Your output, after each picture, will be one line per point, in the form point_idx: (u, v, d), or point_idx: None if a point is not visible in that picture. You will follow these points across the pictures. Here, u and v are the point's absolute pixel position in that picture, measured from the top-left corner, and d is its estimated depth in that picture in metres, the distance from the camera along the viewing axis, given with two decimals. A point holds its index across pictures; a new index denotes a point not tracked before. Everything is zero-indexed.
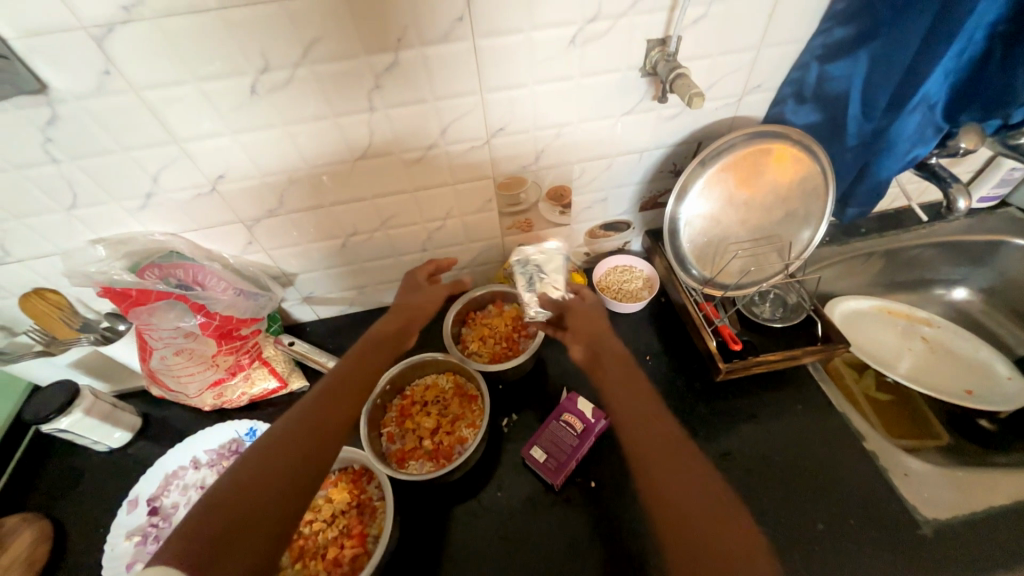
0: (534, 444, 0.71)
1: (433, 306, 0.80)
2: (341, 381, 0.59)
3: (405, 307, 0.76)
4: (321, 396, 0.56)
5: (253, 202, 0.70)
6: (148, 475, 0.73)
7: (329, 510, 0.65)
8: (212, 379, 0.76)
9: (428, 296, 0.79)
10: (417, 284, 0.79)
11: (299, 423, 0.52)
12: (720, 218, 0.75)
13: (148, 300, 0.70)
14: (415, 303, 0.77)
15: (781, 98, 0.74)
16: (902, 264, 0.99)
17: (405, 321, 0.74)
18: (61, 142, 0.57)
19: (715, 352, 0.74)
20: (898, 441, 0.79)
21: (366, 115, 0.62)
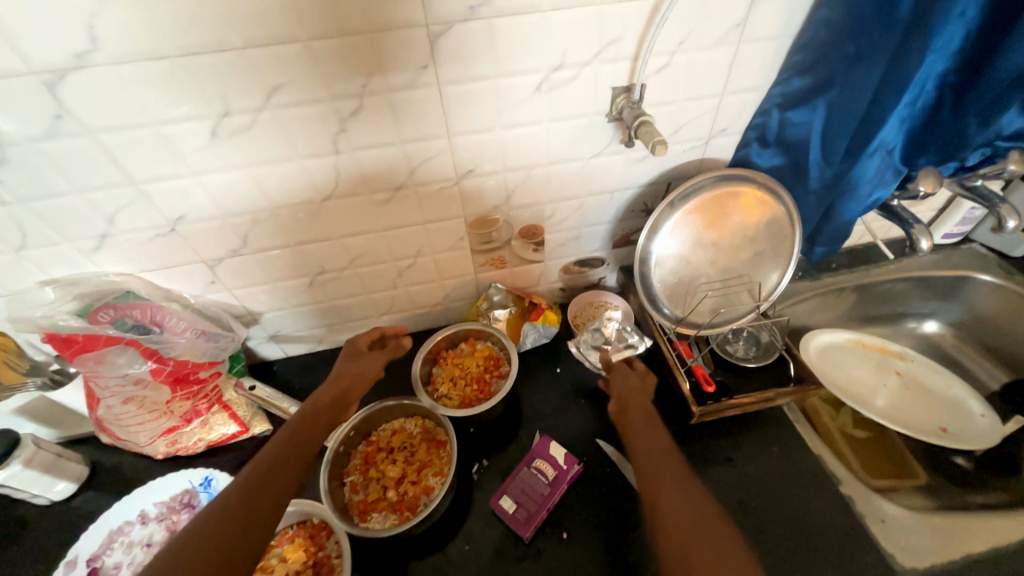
0: (503, 494, 0.68)
1: (375, 372, 0.71)
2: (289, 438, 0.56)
3: (339, 379, 0.67)
4: (268, 455, 0.53)
5: (215, 241, 0.68)
6: (91, 531, 0.68)
7: (283, 571, 0.61)
8: (166, 427, 0.73)
9: (368, 362, 0.70)
10: (358, 351, 0.72)
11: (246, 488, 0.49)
12: (690, 259, 0.75)
13: (96, 346, 0.66)
14: (352, 371, 0.68)
15: (746, 141, 0.75)
16: (873, 299, 1.00)
17: (344, 389, 0.66)
18: (10, 185, 0.55)
19: (688, 395, 0.72)
20: (877, 482, 0.77)
21: (331, 157, 0.62)
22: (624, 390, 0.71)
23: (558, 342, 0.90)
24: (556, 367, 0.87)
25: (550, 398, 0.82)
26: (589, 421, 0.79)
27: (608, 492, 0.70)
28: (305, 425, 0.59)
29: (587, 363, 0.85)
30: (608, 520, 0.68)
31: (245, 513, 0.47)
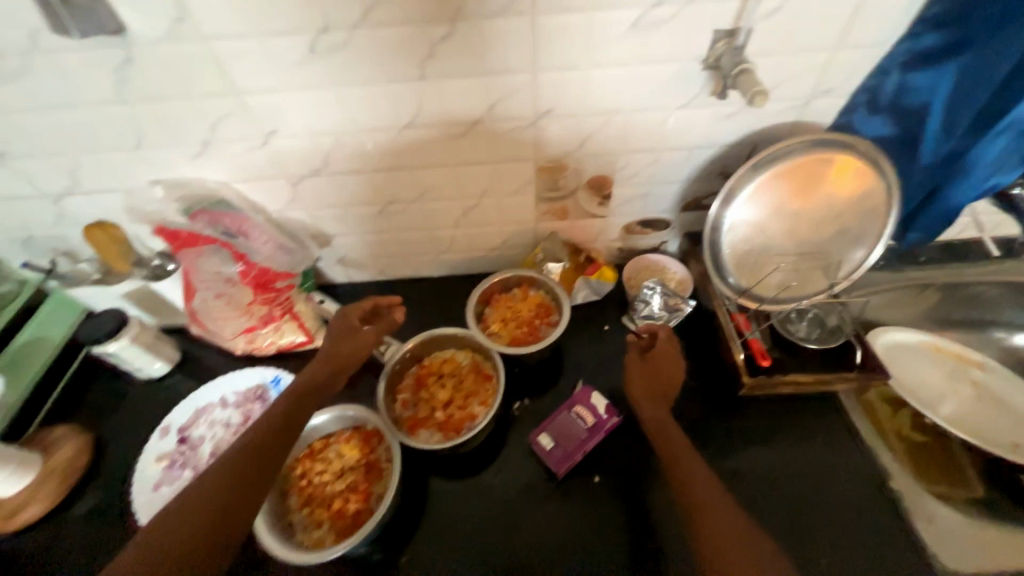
0: (542, 432, 0.71)
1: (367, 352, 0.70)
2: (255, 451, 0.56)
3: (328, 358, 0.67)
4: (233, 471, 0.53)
5: (300, 160, 0.72)
6: (181, 406, 0.79)
7: (338, 464, 0.67)
8: (245, 325, 0.80)
9: (360, 344, 0.68)
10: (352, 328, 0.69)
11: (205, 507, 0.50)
12: (767, 228, 0.71)
13: (196, 243, 0.74)
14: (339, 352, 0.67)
15: (852, 106, 0.68)
16: (959, 302, 0.92)
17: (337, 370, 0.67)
18: (133, 84, 0.60)
19: (739, 364, 0.71)
20: (931, 488, 0.70)
21: (416, 84, 0.62)
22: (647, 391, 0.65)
23: (610, 300, 0.90)
24: (605, 325, 0.87)
25: (594, 353, 0.83)
26: None
27: (642, 449, 0.72)
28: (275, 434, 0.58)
29: (640, 332, 0.84)
30: (639, 472, 0.70)
31: (201, 543, 0.48)
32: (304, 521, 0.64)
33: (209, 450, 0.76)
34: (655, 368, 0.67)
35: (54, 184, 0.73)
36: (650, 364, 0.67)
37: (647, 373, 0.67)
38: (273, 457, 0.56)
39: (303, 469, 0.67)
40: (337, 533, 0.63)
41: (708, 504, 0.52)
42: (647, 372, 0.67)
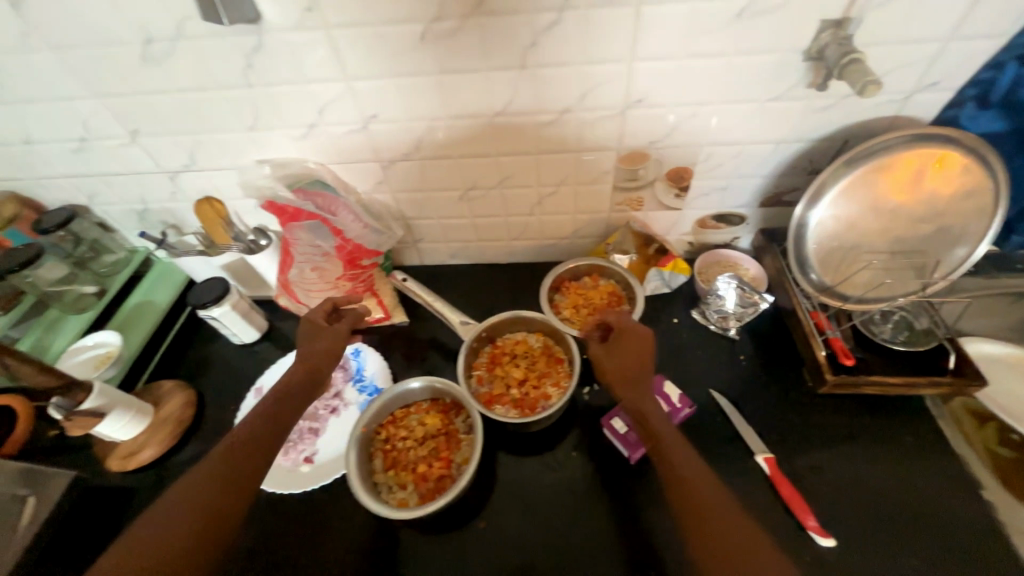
0: (615, 416, 0.74)
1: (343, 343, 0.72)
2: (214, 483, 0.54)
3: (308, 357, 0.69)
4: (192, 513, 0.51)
5: (394, 143, 0.76)
6: (273, 369, 0.85)
7: (421, 431, 0.71)
8: (332, 298, 0.84)
9: (333, 337, 0.70)
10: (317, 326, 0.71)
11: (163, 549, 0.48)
12: (857, 224, 0.69)
13: (299, 218, 0.78)
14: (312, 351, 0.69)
15: (960, 100, 0.66)
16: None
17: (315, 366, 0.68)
18: (258, 69, 0.66)
19: (822, 363, 0.70)
20: None
21: (514, 72, 0.65)
22: (619, 380, 0.64)
23: (679, 293, 0.90)
24: (673, 317, 0.88)
25: (664, 344, 0.84)
26: (701, 373, 0.80)
27: (714, 440, 0.72)
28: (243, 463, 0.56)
29: (711, 325, 0.85)
30: (713, 462, 0.70)
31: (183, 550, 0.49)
32: (390, 483, 0.68)
33: None
34: (620, 355, 0.66)
35: (173, 161, 0.81)
36: (619, 355, 0.66)
37: (614, 366, 0.66)
38: (258, 466, 0.57)
39: (387, 434, 0.71)
40: (421, 496, 0.66)
41: (715, 522, 0.49)
42: (614, 364, 0.66)
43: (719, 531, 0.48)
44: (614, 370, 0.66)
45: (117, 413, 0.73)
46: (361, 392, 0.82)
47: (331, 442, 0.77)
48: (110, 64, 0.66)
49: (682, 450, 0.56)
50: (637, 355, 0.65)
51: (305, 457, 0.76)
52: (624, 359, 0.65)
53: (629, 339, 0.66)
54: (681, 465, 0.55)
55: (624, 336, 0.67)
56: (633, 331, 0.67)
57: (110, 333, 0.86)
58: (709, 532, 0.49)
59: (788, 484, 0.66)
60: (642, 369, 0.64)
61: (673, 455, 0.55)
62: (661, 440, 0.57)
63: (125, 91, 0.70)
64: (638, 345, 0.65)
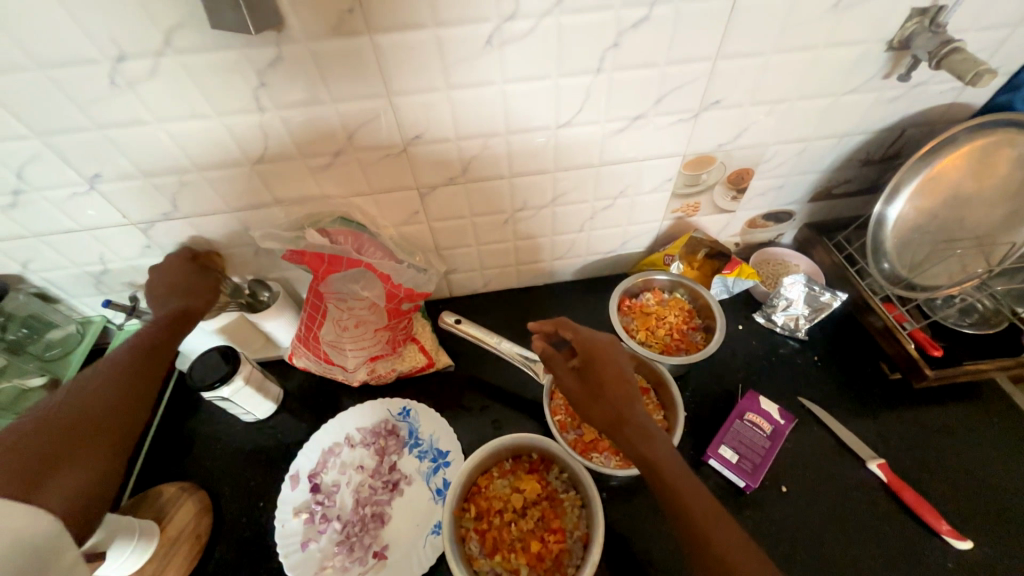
0: (720, 443, 0.67)
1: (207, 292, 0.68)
2: (108, 389, 0.51)
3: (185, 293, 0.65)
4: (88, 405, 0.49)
5: (439, 165, 0.64)
6: (306, 449, 0.70)
7: (519, 501, 0.61)
8: (372, 352, 0.73)
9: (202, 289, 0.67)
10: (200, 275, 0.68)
11: (78, 468, 0.45)
12: (930, 212, 0.68)
13: (339, 267, 0.69)
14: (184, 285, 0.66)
15: (1015, 84, 0.66)
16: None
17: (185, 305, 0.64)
18: (274, 87, 0.52)
19: (916, 356, 0.69)
20: None
21: (589, 77, 0.57)
22: (608, 416, 0.53)
23: (737, 297, 0.86)
24: (737, 324, 0.84)
25: (736, 354, 0.80)
26: (782, 381, 0.77)
27: (821, 452, 0.68)
28: (133, 372, 0.54)
29: (777, 329, 0.82)
30: (826, 476, 0.66)
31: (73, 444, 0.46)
32: (497, 570, 0.57)
33: (348, 498, 0.67)
34: (602, 390, 0.55)
35: (147, 210, 0.63)
36: (601, 388, 0.55)
37: (591, 394, 0.55)
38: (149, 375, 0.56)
39: (478, 511, 0.61)
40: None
41: None
42: (596, 402, 0.54)
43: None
44: (598, 409, 0.54)
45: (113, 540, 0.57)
46: (422, 459, 0.70)
47: (401, 529, 0.65)
48: (61, 88, 0.49)
49: (692, 487, 0.47)
50: (616, 386, 0.55)
51: (374, 553, 0.63)
52: (605, 394, 0.54)
53: (602, 363, 0.57)
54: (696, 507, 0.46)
55: (596, 360, 0.58)
56: (606, 357, 0.57)
57: None
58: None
59: (909, 488, 0.63)
60: (635, 399, 0.54)
61: (682, 490, 0.47)
62: (676, 482, 0.47)
63: (83, 124, 0.53)
64: (613, 366, 0.57)
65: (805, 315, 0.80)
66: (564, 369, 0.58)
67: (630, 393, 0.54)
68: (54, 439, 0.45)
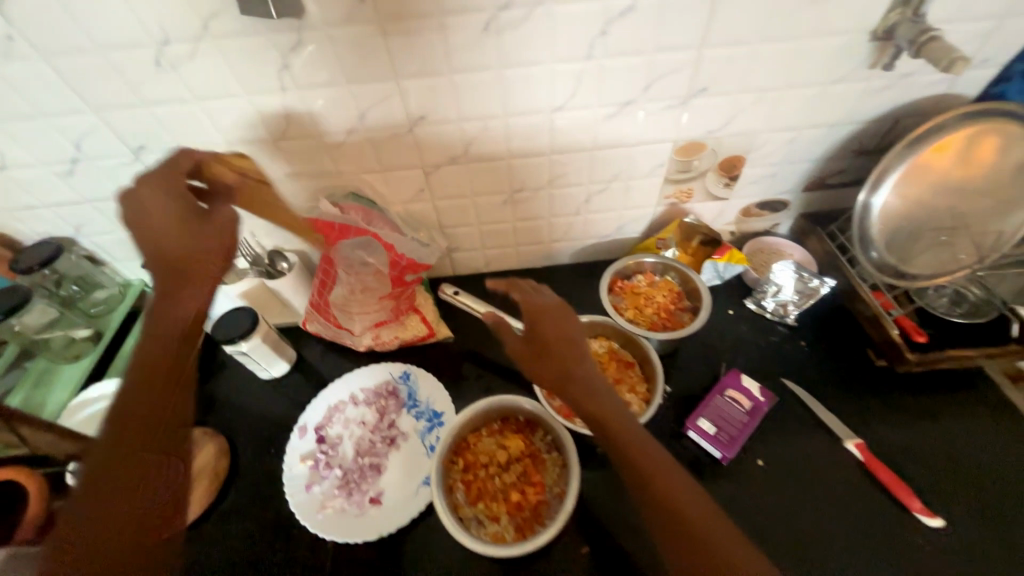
0: (700, 416, 0.70)
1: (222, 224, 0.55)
2: (141, 396, 0.46)
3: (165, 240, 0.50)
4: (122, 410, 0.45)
5: (442, 146, 0.70)
6: (314, 404, 0.76)
7: (504, 456, 0.67)
8: (376, 319, 0.79)
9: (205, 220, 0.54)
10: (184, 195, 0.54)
11: (115, 491, 0.43)
12: (917, 200, 0.70)
13: (347, 235, 0.73)
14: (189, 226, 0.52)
15: (1007, 75, 0.67)
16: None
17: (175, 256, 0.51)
18: (294, 69, 0.59)
19: (899, 341, 0.70)
20: None
21: (580, 64, 0.61)
22: (551, 372, 0.58)
23: (729, 284, 0.89)
24: (728, 308, 0.86)
25: (725, 336, 0.83)
26: (768, 364, 0.79)
27: (800, 431, 0.70)
28: (175, 355, 0.49)
29: (767, 314, 0.84)
30: (803, 453, 0.68)
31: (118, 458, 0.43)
32: (479, 516, 0.63)
33: (349, 449, 0.73)
34: (546, 349, 0.59)
35: None
36: (545, 347, 0.60)
37: (537, 353, 0.60)
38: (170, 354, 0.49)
39: (465, 463, 0.66)
40: (518, 526, 0.62)
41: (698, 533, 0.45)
42: (542, 361, 0.59)
43: (676, 509, 0.47)
44: (543, 367, 0.59)
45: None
46: (419, 419, 0.76)
47: (395, 480, 0.70)
48: (115, 68, 0.57)
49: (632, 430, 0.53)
50: (562, 346, 0.59)
51: (371, 498, 0.68)
52: (548, 352, 0.59)
53: (546, 323, 0.61)
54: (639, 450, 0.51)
55: (540, 321, 0.62)
56: (552, 317, 0.61)
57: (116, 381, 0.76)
58: (669, 512, 0.47)
59: (884, 467, 0.65)
60: (577, 354, 0.58)
61: (622, 434, 0.52)
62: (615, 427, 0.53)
63: (132, 101, 0.60)
64: (558, 326, 0.61)
65: (794, 300, 0.82)
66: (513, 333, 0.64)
67: (575, 350, 0.59)
68: (113, 455, 0.44)
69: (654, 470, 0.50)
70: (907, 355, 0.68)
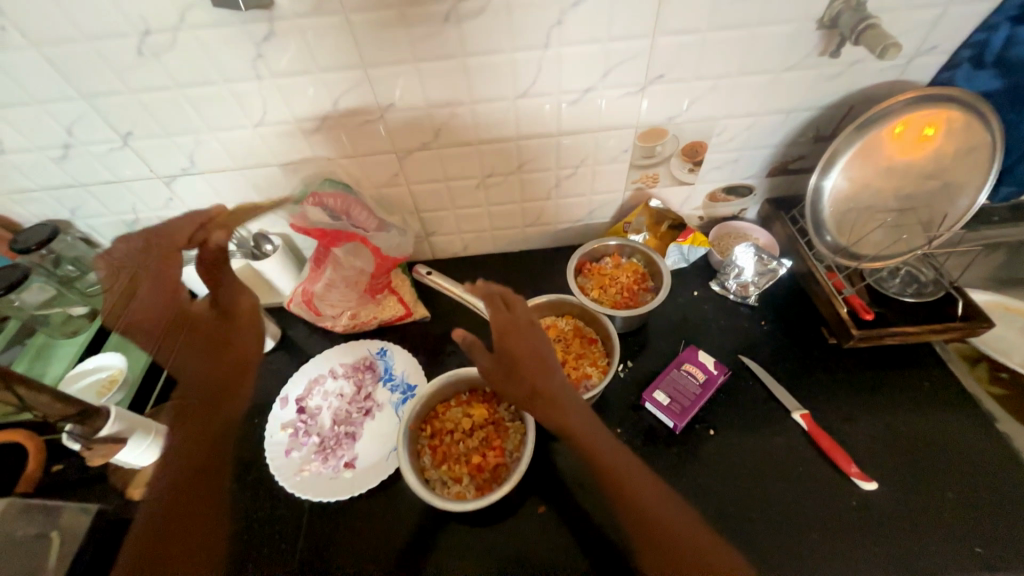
0: (656, 389, 0.74)
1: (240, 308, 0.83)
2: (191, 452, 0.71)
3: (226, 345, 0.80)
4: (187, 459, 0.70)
5: (412, 132, 0.73)
6: (295, 377, 0.81)
7: (468, 423, 0.71)
8: (355, 302, 0.83)
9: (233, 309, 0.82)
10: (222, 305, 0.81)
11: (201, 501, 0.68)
12: (867, 183, 0.73)
13: (335, 241, 0.78)
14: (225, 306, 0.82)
15: (956, 61, 0.69)
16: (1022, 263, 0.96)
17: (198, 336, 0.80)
18: (268, 58, 0.62)
19: (846, 318, 0.74)
20: None
21: (539, 52, 0.65)
22: (524, 392, 0.62)
23: (695, 266, 0.92)
24: (693, 290, 0.89)
25: (688, 317, 0.86)
26: (728, 342, 0.82)
27: (750, 403, 0.74)
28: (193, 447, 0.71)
29: (730, 296, 0.87)
30: (752, 424, 0.73)
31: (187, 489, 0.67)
32: (443, 478, 0.67)
33: (328, 419, 0.78)
34: (517, 370, 0.63)
35: (170, 165, 0.75)
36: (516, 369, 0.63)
37: (508, 375, 0.63)
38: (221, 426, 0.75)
39: (432, 430, 0.71)
40: (478, 487, 0.66)
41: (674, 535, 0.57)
42: (515, 383, 0.63)
43: (652, 516, 0.58)
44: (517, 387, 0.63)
45: (159, 442, 0.70)
46: (394, 391, 0.80)
47: (369, 447, 0.75)
48: (101, 58, 0.61)
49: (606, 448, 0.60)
50: (532, 366, 0.62)
51: (345, 463, 0.73)
52: (522, 374, 0.62)
53: (516, 345, 0.64)
54: (622, 470, 0.59)
55: (509, 343, 0.64)
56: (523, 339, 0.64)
57: (115, 352, 0.80)
58: (647, 524, 0.58)
59: (826, 435, 0.69)
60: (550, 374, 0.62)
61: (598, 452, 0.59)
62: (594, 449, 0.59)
63: (119, 89, 0.64)
64: (529, 348, 0.63)
65: (755, 280, 0.85)
66: (484, 354, 0.65)
67: (549, 373, 0.62)
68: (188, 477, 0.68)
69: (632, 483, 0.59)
70: (853, 333, 0.71)
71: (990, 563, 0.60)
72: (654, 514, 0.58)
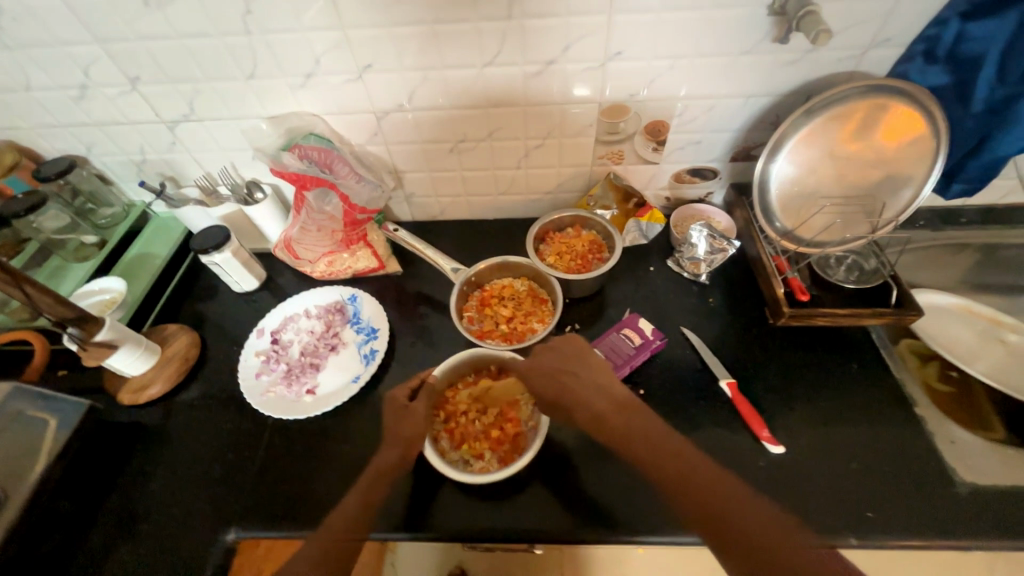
0: (594, 347, 0.80)
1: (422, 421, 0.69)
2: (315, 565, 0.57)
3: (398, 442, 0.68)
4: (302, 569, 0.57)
5: (390, 92, 0.79)
6: (273, 312, 0.90)
7: (480, 403, 0.77)
8: (328, 248, 0.90)
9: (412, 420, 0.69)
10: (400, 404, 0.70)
11: None
12: (815, 168, 0.77)
13: (309, 185, 0.84)
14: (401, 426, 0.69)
15: (910, 55, 0.71)
16: (985, 267, 0.98)
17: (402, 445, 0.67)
18: (259, 16, 0.69)
19: (781, 297, 0.78)
20: (976, 431, 0.74)
21: (502, 22, 0.69)
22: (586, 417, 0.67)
23: (655, 244, 0.96)
24: (650, 266, 0.94)
25: (641, 290, 0.91)
26: (673, 314, 0.87)
27: (682, 370, 0.80)
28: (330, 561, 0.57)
29: (683, 273, 0.91)
30: (680, 388, 0.78)
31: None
32: (465, 457, 0.73)
33: (296, 351, 0.86)
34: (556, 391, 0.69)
35: (173, 111, 0.83)
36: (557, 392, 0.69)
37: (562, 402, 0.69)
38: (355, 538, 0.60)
39: (446, 414, 0.76)
40: (501, 458, 0.72)
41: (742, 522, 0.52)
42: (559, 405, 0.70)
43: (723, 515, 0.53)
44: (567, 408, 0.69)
45: (147, 355, 0.82)
46: (358, 333, 0.88)
47: (330, 377, 0.83)
48: (113, 7, 0.69)
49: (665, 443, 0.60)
50: (557, 387, 0.69)
51: (307, 389, 0.81)
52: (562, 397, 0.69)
53: (537, 373, 0.71)
54: (670, 455, 0.59)
55: (533, 373, 0.72)
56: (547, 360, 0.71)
57: (115, 278, 0.90)
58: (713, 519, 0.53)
59: (746, 403, 0.74)
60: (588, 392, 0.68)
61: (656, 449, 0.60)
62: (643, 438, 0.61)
63: (129, 36, 0.73)
64: (547, 372, 0.71)
65: (709, 256, 0.88)
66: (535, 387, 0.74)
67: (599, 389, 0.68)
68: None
69: (683, 465, 0.58)
70: (785, 307, 0.76)
71: (877, 526, 0.64)
72: (713, 501, 0.54)
